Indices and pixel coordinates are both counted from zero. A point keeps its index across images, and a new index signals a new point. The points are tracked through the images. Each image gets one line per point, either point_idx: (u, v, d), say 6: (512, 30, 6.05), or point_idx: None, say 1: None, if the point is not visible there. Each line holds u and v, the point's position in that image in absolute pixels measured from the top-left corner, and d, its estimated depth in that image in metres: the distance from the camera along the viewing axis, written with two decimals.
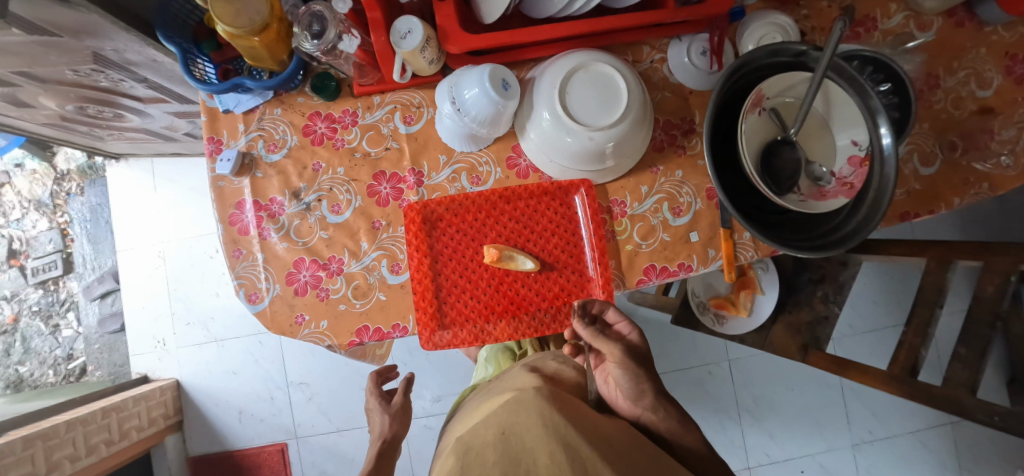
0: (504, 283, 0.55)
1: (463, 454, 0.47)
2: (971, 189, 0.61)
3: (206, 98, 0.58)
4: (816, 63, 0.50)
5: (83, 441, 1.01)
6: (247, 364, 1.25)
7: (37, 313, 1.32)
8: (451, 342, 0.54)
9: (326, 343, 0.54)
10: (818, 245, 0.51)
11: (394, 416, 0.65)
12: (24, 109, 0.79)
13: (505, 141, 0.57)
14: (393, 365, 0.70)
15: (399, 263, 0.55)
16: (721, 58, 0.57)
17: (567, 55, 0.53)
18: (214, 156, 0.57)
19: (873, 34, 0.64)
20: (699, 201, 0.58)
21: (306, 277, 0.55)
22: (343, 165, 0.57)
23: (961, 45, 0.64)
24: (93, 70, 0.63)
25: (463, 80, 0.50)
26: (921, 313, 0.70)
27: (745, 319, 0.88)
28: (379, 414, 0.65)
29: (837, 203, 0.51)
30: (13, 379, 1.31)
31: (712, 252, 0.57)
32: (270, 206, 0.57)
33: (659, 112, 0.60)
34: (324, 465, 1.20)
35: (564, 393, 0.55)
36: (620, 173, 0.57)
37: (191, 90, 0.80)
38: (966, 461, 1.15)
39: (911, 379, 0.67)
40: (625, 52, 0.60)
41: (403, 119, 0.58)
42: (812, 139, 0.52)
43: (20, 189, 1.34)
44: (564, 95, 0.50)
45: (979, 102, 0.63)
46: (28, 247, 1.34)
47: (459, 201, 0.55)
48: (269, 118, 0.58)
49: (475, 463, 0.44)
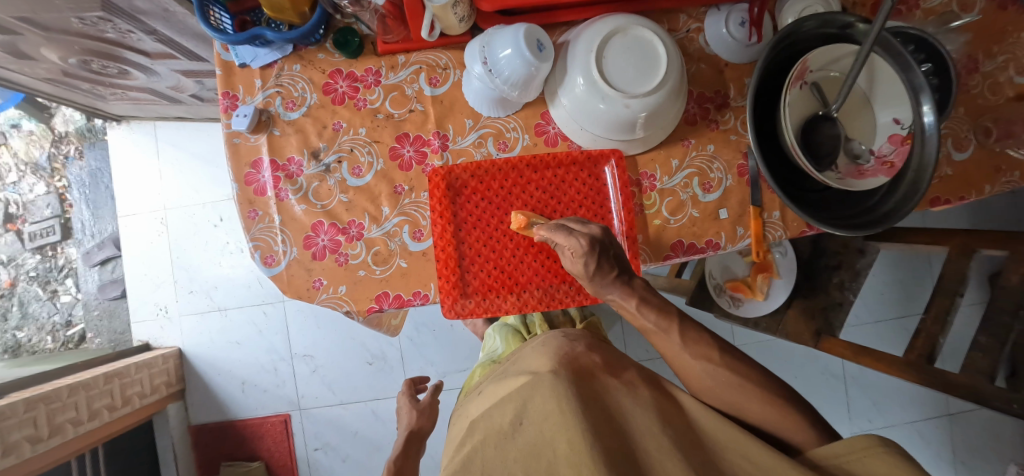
0: (527, 254, 0.53)
1: (484, 450, 0.46)
2: (1003, 177, 0.60)
3: (222, 50, 0.55)
4: (864, 36, 0.48)
5: (86, 406, 1.00)
6: (250, 334, 1.23)
7: (35, 279, 1.30)
8: (473, 312, 0.52)
9: (344, 308, 0.53)
10: (854, 223, 0.50)
11: (421, 411, 0.73)
12: (24, 62, 0.76)
13: (534, 107, 0.56)
14: (424, 377, 0.78)
15: (421, 230, 0.54)
16: (760, 29, 0.55)
17: (603, 19, 0.50)
18: (229, 112, 0.55)
19: (914, 13, 0.61)
20: (729, 177, 0.56)
21: (325, 242, 0.54)
22: (365, 125, 0.55)
23: (1003, 29, 0.62)
24: (100, 19, 0.60)
25: (497, 39, 0.47)
26: (941, 301, 0.69)
27: (760, 303, 0.83)
28: (408, 409, 0.73)
29: (876, 182, 0.50)
30: (11, 345, 1.29)
31: (741, 230, 0.56)
32: (287, 167, 0.55)
33: (692, 84, 0.57)
34: (327, 438, 1.20)
35: (580, 364, 0.51)
36: (651, 144, 0.55)
37: (202, 46, 0.77)
38: (963, 452, 1.17)
39: (928, 366, 0.67)
40: (661, 20, 0.58)
41: (428, 80, 0.55)
42: (852, 116, 0.51)
43: (16, 151, 1.31)
44: (601, 59, 0.47)
45: (1017, 88, 0.61)
46: (25, 211, 1.31)
47: (485, 168, 0.53)
48: (287, 74, 0.55)
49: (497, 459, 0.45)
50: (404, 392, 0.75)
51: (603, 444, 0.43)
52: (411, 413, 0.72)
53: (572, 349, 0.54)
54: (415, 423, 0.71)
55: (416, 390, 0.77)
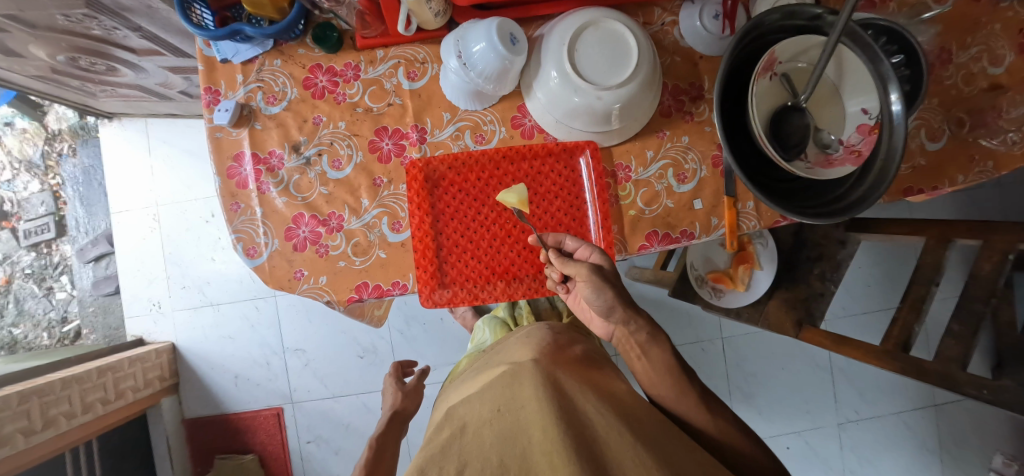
0: (505, 244, 0.54)
1: (462, 438, 0.47)
2: (975, 167, 0.60)
3: (203, 46, 0.56)
4: (831, 27, 0.48)
5: (79, 400, 1.01)
6: (243, 329, 1.25)
7: (30, 275, 1.31)
8: (451, 301, 0.53)
9: (325, 298, 0.54)
10: (822, 212, 0.51)
11: (406, 392, 0.77)
12: (13, 59, 0.77)
13: (510, 100, 0.56)
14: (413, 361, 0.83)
15: (400, 221, 0.55)
16: (733, 22, 0.56)
17: (577, 12, 0.50)
18: (211, 107, 0.56)
19: (887, 5, 0.62)
20: (704, 168, 0.57)
21: (305, 233, 0.55)
22: (344, 119, 0.56)
23: (976, 20, 0.62)
24: (85, 16, 0.60)
25: (471, 33, 0.48)
26: (917, 290, 0.70)
27: (742, 294, 0.86)
28: (394, 390, 0.77)
29: (845, 171, 0.50)
30: (6, 341, 1.29)
31: (715, 220, 0.57)
32: (268, 160, 0.56)
33: (668, 76, 0.58)
34: (320, 430, 1.22)
35: (560, 357, 0.53)
36: (626, 136, 0.56)
37: (187, 43, 0.77)
38: (947, 442, 1.18)
39: (903, 354, 0.68)
40: (637, 13, 0.59)
41: (407, 74, 0.56)
42: (822, 107, 0.51)
43: (9, 149, 1.32)
44: (573, 52, 0.48)
45: (990, 79, 0.62)
46: (20, 209, 1.32)
47: (462, 160, 0.54)
48: (268, 69, 0.56)
49: (473, 445, 0.46)
50: (391, 375, 0.80)
51: (575, 429, 0.43)
52: (396, 394, 0.77)
53: (553, 343, 0.56)
54: (399, 404, 0.75)
55: (405, 372, 0.82)
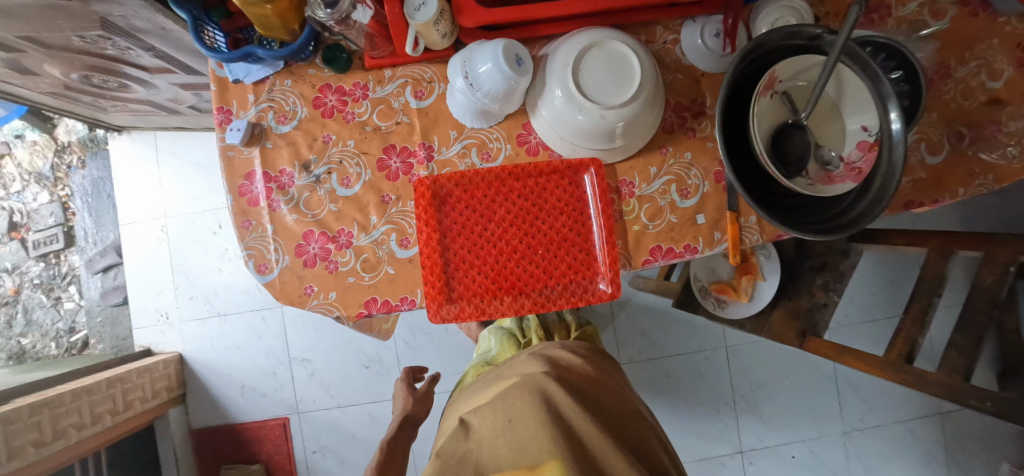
0: (514, 259, 0.55)
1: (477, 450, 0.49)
2: (976, 180, 0.61)
3: (216, 66, 0.57)
4: (830, 46, 0.49)
5: (89, 411, 1.02)
6: (249, 339, 1.26)
7: (38, 286, 1.32)
8: (458, 316, 0.54)
9: (334, 314, 0.55)
10: (824, 228, 0.51)
11: (417, 398, 0.78)
12: (28, 77, 0.78)
13: (515, 118, 0.58)
14: (422, 367, 0.84)
15: (408, 237, 0.56)
16: (734, 40, 0.57)
17: (581, 33, 0.52)
18: (223, 126, 0.57)
19: (886, 22, 0.63)
20: (706, 183, 0.58)
21: (315, 249, 0.56)
22: (353, 137, 0.57)
23: (974, 35, 0.63)
24: (100, 37, 0.62)
25: (477, 54, 0.49)
26: (920, 301, 0.71)
27: (745, 305, 0.87)
28: (401, 402, 0.78)
29: (845, 188, 0.52)
30: (15, 352, 1.31)
31: (718, 234, 0.58)
32: (279, 178, 0.57)
33: (670, 94, 0.59)
34: (325, 440, 1.22)
35: (568, 372, 0.56)
36: (629, 153, 0.57)
37: (197, 61, 0.79)
38: (953, 451, 1.18)
39: (906, 365, 0.68)
40: (639, 32, 0.60)
41: (414, 93, 0.58)
42: (822, 124, 0.52)
43: (20, 161, 1.33)
44: (577, 73, 0.49)
45: (989, 93, 0.63)
46: (29, 220, 1.33)
47: (470, 177, 0.55)
48: (279, 89, 0.58)
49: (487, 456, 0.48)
50: (402, 380, 0.80)
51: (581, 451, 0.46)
52: (407, 399, 0.77)
53: (559, 358, 0.58)
54: (409, 408, 0.76)
55: (415, 378, 0.83)
